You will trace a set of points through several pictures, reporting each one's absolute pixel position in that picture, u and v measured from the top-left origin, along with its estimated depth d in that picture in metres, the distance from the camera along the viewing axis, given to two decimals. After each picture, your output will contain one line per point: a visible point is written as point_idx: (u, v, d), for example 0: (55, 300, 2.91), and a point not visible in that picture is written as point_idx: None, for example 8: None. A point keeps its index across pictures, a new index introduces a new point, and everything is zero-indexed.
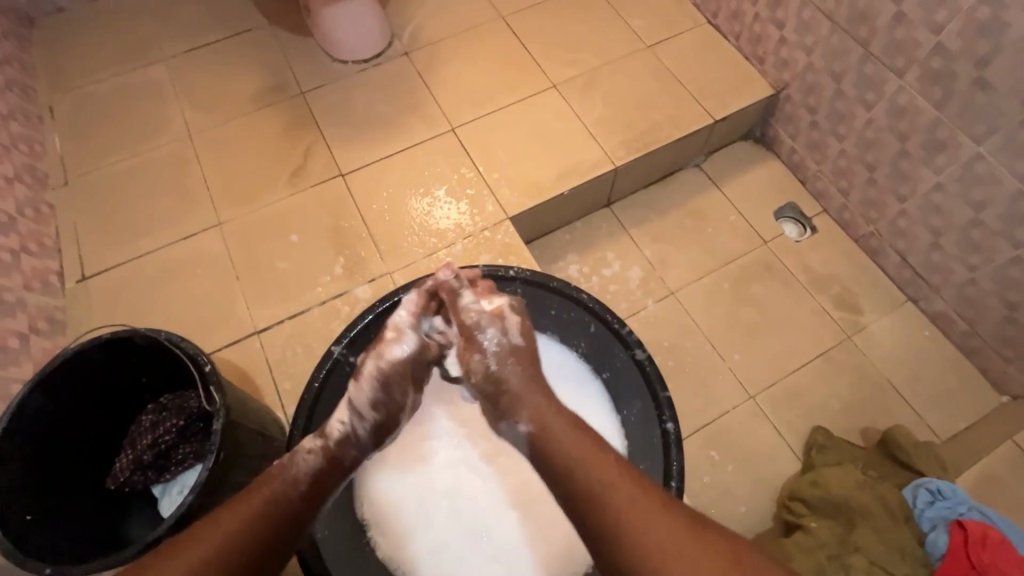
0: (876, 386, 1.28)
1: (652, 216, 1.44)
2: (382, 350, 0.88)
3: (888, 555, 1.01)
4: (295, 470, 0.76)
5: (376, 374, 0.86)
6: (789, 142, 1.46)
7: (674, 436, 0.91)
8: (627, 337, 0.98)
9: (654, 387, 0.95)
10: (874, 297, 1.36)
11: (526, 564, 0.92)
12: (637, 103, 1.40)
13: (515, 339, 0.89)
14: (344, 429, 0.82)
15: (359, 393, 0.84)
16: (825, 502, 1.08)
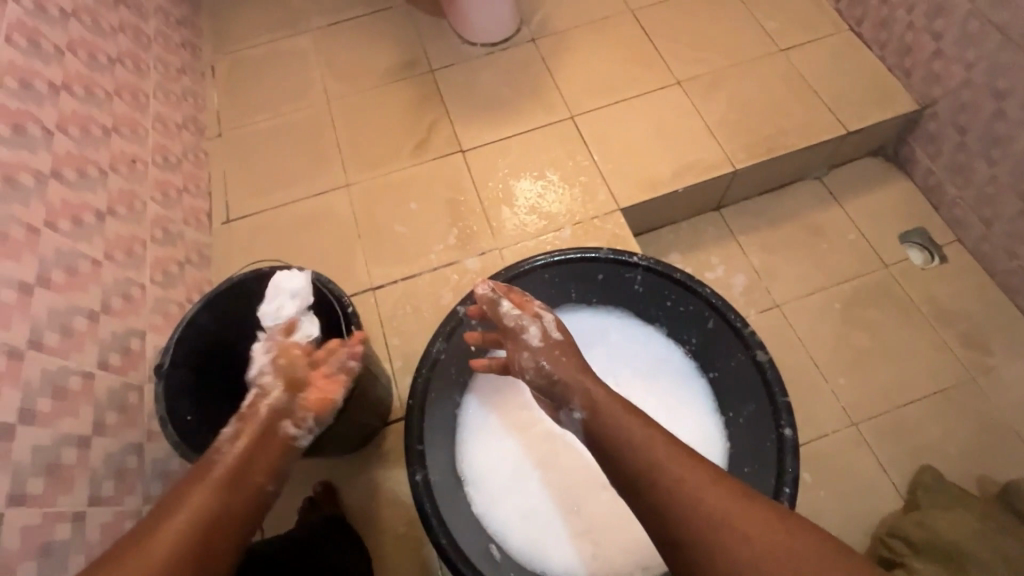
0: (1001, 438, 1.10)
1: (764, 225, 1.34)
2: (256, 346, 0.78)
3: None
4: (217, 452, 0.62)
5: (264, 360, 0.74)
6: (927, 163, 1.30)
7: (790, 446, 0.74)
8: (749, 335, 0.81)
9: (771, 390, 0.78)
10: (1008, 338, 1.18)
11: (618, 545, 0.83)
12: (765, 107, 1.30)
13: (557, 335, 0.81)
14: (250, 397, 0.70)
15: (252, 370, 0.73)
16: (928, 541, 0.93)
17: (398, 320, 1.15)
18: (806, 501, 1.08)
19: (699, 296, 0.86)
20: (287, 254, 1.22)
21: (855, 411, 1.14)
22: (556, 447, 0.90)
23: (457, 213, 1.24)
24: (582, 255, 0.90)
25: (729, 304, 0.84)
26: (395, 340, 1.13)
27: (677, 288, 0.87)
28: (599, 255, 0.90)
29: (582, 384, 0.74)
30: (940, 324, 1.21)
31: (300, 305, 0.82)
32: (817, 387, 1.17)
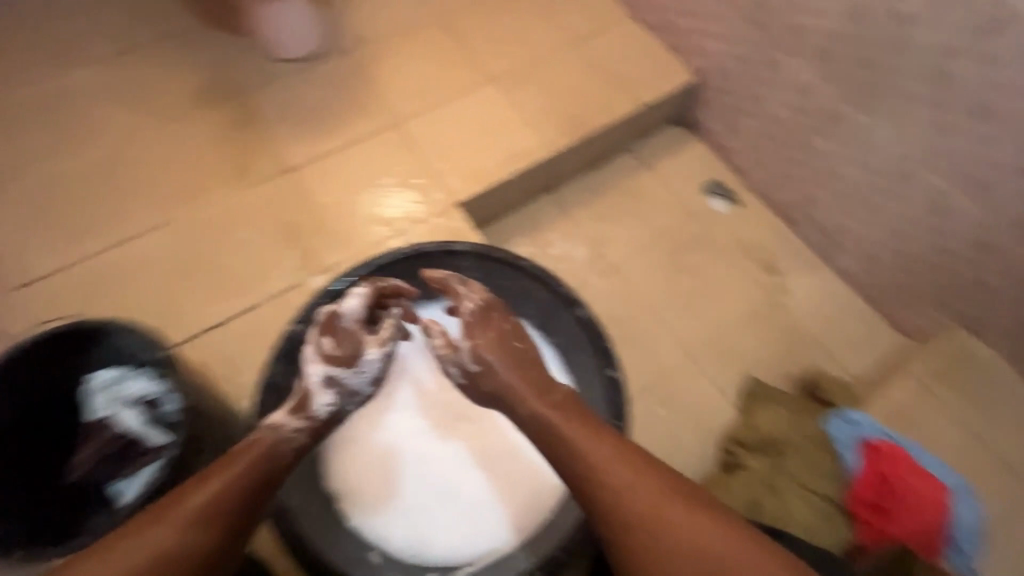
0: (802, 341, 1.33)
1: (592, 198, 1.47)
2: (371, 348, 0.88)
3: (819, 479, 0.99)
4: (283, 449, 0.79)
5: (366, 376, 0.87)
6: (710, 124, 1.52)
7: (616, 384, 0.88)
8: (568, 296, 0.93)
9: (595, 339, 0.90)
10: (793, 258, 1.42)
11: (495, 520, 0.87)
12: (571, 92, 1.43)
13: (473, 368, 0.87)
14: (330, 412, 0.85)
15: (349, 387, 0.86)
16: (760, 439, 1.07)
17: (248, 354, 1.09)
18: (666, 432, 1.21)
19: (521, 270, 0.96)
20: (106, 309, 1.11)
21: (692, 345, 1.31)
22: (454, 437, 0.92)
23: (294, 233, 1.21)
24: (413, 251, 0.96)
25: (548, 272, 0.95)
26: (247, 376, 1.08)
27: (503, 266, 0.96)
28: (426, 249, 0.96)
29: (515, 395, 0.84)
30: (742, 257, 1.42)
31: (105, 382, 0.83)
32: (657, 332, 1.32)
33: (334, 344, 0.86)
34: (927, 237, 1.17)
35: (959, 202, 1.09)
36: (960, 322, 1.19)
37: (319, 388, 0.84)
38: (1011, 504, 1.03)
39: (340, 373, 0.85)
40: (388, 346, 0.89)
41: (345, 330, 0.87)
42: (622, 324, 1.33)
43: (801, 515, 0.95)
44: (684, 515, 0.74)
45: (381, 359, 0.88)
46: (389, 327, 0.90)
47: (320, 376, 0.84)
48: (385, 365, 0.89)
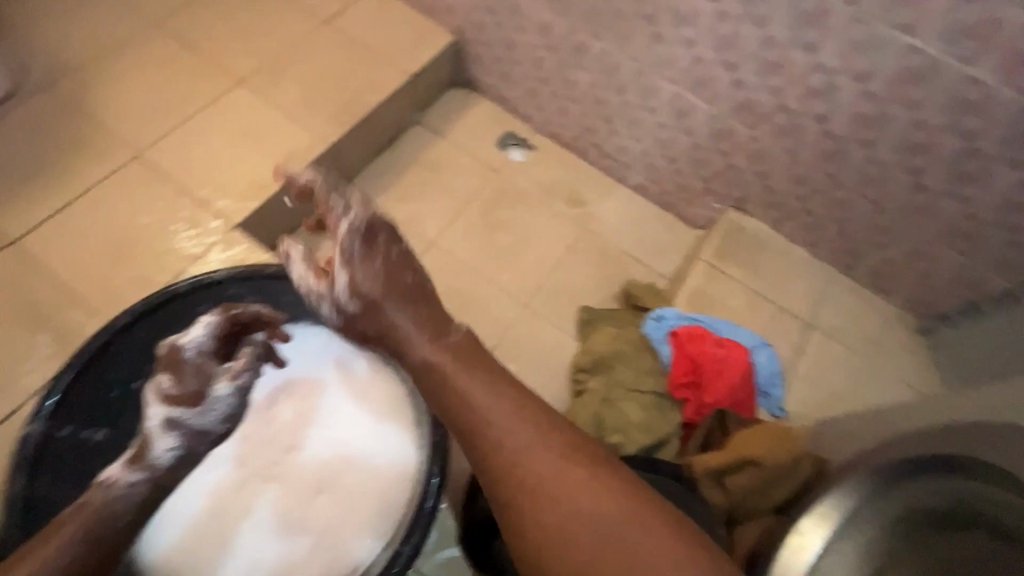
0: (617, 259, 1.43)
1: (392, 180, 1.45)
2: (220, 383, 0.74)
3: (643, 378, 1.07)
4: (116, 506, 0.70)
5: (216, 414, 0.74)
6: (486, 79, 1.54)
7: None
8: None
9: None
10: (592, 187, 1.51)
11: (351, 529, 0.80)
12: (334, 77, 1.35)
13: (352, 308, 0.79)
14: (175, 458, 0.73)
15: (194, 429, 0.73)
16: (595, 360, 1.14)
17: None
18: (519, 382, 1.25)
19: None
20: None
21: (523, 293, 1.36)
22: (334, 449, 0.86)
23: (40, 312, 1.02)
24: (167, 296, 0.86)
25: None
26: None
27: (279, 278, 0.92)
28: (180, 288, 0.86)
29: (408, 343, 0.78)
30: (548, 198, 1.49)
31: None
32: (489, 291, 1.35)
33: (180, 378, 0.73)
34: (683, 139, 1.29)
35: (693, 102, 1.21)
36: (729, 205, 1.34)
37: (159, 431, 0.72)
38: (797, 345, 1.21)
39: (181, 414, 0.72)
40: (245, 378, 0.75)
41: (189, 364, 0.74)
42: (453, 294, 1.33)
43: (636, 416, 1.02)
44: (589, 485, 0.70)
45: (235, 394, 0.74)
46: (246, 355, 0.76)
47: (160, 419, 0.72)
48: (242, 401, 0.75)
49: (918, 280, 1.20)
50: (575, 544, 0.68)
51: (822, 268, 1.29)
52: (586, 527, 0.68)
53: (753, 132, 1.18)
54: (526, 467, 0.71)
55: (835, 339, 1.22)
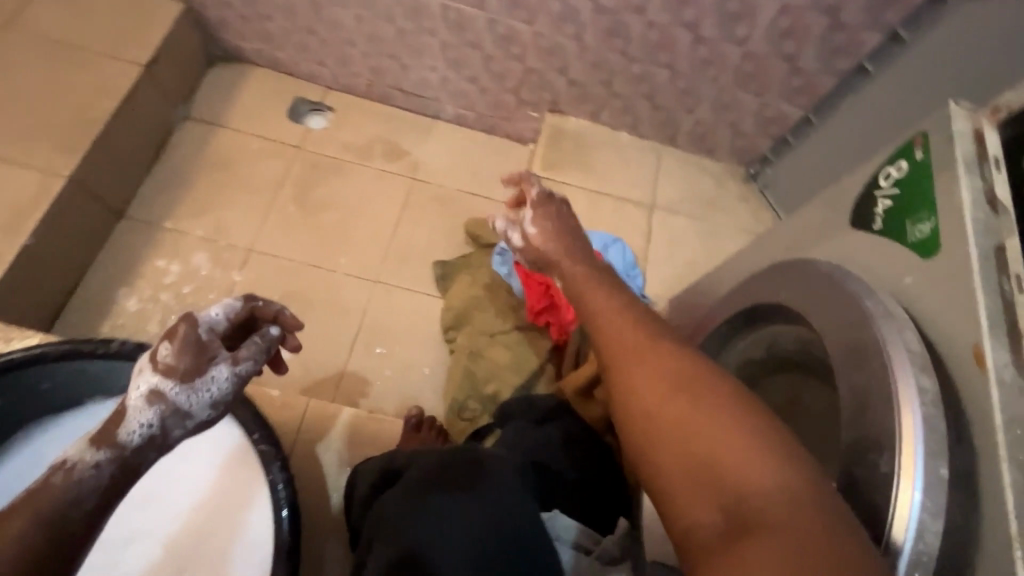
0: (457, 201, 1.34)
1: (178, 193, 1.25)
2: (224, 364, 0.61)
3: (501, 321, 1.04)
4: (73, 491, 0.52)
5: (203, 398, 0.60)
6: (246, 46, 1.34)
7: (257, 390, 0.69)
8: (118, 349, 0.72)
9: None
10: (408, 133, 1.39)
11: None
12: (44, 92, 1.09)
13: (533, 229, 0.74)
14: (145, 439, 0.57)
15: (181, 407, 0.59)
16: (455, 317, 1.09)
17: None
18: (393, 363, 1.17)
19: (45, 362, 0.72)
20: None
21: (368, 270, 1.25)
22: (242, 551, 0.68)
23: None
24: None
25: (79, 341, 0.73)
26: None
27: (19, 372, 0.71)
28: None
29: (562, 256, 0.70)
30: (364, 158, 1.35)
31: None
32: (332, 279, 1.22)
33: (177, 353, 0.60)
34: (473, 53, 1.20)
35: (464, 11, 1.13)
36: (545, 110, 1.28)
37: (138, 403, 0.58)
38: (644, 231, 1.21)
39: (169, 387, 0.59)
40: (246, 367, 0.63)
41: (195, 338, 0.61)
42: (292, 296, 1.20)
43: (503, 359, 0.99)
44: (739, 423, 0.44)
45: (233, 381, 0.62)
46: (252, 345, 0.64)
47: (144, 389, 0.58)
48: (237, 391, 0.62)
49: (731, 132, 1.22)
50: (658, 436, 0.46)
51: (648, 147, 1.29)
52: (689, 413, 0.46)
53: (535, 27, 1.11)
54: (623, 338, 0.55)
55: (677, 212, 1.24)
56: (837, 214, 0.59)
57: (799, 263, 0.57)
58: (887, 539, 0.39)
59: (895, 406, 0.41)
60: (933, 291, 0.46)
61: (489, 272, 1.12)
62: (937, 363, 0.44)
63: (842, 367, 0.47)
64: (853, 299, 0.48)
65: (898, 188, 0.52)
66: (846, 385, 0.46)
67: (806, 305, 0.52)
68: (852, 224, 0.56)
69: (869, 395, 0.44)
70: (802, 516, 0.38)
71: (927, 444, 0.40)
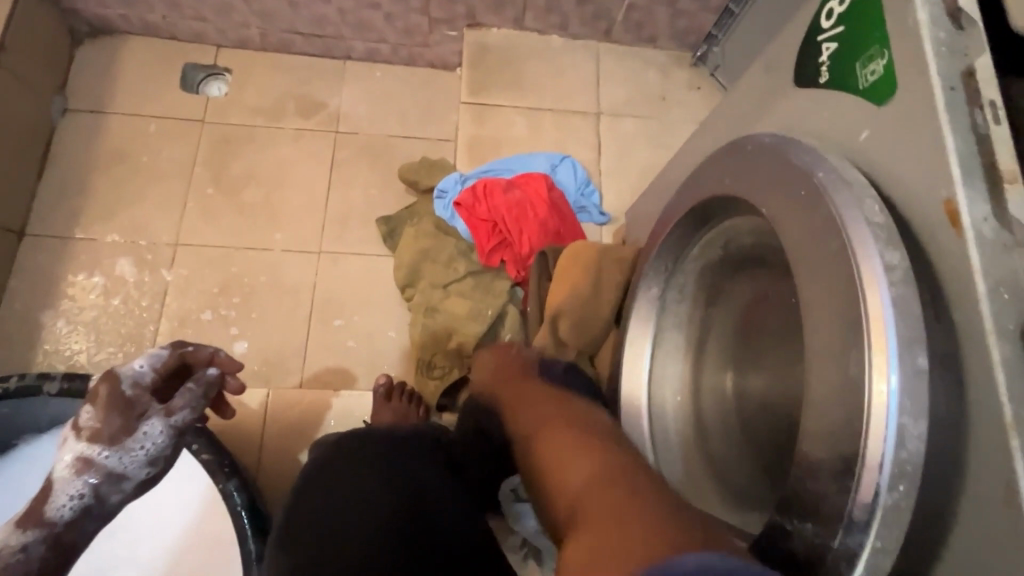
0: (389, 148, 1.22)
1: (80, 197, 1.12)
2: (153, 420, 0.63)
3: (453, 269, 0.98)
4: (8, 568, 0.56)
5: (138, 456, 0.63)
6: (111, 13, 1.16)
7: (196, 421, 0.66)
8: (18, 386, 0.65)
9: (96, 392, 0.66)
10: (320, 81, 1.24)
11: None
12: None
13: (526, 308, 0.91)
14: (78, 511, 0.61)
15: (113, 469, 0.62)
16: (405, 274, 1.00)
17: None
18: (356, 334, 1.11)
19: None
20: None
21: (309, 243, 1.15)
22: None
23: None
24: None
25: None
26: None
27: None
28: None
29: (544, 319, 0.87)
30: (278, 120, 1.22)
31: None
32: (272, 258, 1.13)
33: (104, 416, 0.62)
34: None
35: None
36: (462, 27, 1.14)
37: (67, 474, 0.61)
38: (593, 143, 1.11)
39: (97, 452, 0.61)
40: (181, 416, 0.65)
41: (123, 397, 0.63)
42: (233, 285, 1.11)
43: (463, 311, 0.94)
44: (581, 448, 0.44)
45: (166, 434, 0.64)
46: (186, 394, 0.66)
47: (72, 459, 0.61)
48: (175, 442, 0.65)
49: (670, 11, 1.09)
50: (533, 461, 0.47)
51: (583, 48, 1.16)
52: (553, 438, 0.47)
53: None
54: (511, 393, 0.58)
55: (625, 115, 1.14)
56: (781, 77, 0.50)
57: (742, 142, 0.49)
58: (860, 444, 0.35)
59: (859, 290, 0.36)
60: (892, 145, 0.39)
61: (433, 219, 1.03)
62: (905, 234, 0.38)
63: (796, 256, 0.41)
64: (803, 174, 0.41)
65: (845, 27, 0.43)
66: (803, 276, 0.40)
67: (754, 191, 0.46)
68: (797, 83, 0.48)
69: (828, 282, 0.38)
70: (603, 499, 0.38)
71: (900, 332, 0.34)
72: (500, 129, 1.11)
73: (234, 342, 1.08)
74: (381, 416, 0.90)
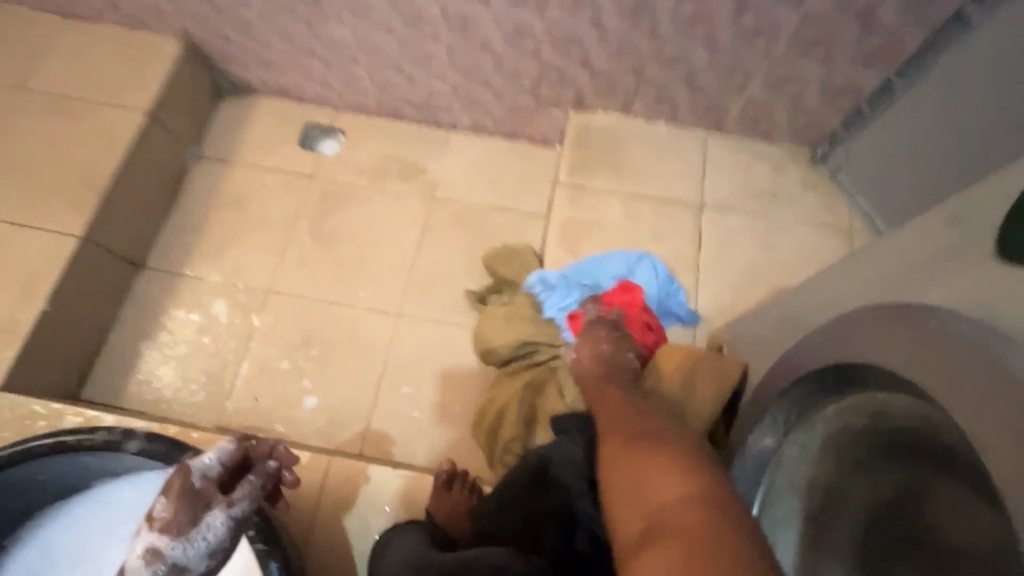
0: (480, 219, 1.22)
1: (194, 238, 1.21)
2: (215, 511, 0.62)
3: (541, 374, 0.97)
4: None
5: (199, 548, 0.61)
6: (252, 76, 1.28)
7: (257, 488, 0.64)
8: (104, 440, 0.67)
9: (173, 458, 0.67)
10: (424, 148, 1.28)
11: None
12: (56, 153, 1.08)
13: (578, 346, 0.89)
14: None
15: (176, 562, 0.60)
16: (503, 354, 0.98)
17: None
18: (422, 404, 1.08)
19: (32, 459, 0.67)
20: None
21: (391, 303, 1.16)
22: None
23: None
24: None
25: (63, 433, 0.67)
26: None
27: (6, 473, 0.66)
28: None
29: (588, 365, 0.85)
30: (380, 181, 1.26)
31: None
32: (354, 316, 1.15)
33: (171, 507, 0.60)
34: (483, 55, 1.07)
35: None
36: (569, 108, 1.14)
37: (135, 562, 0.60)
38: (693, 236, 1.05)
39: (165, 544, 0.60)
40: (242, 507, 0.63)
41: (190, 488, 0.62)
42: (313, 338, 1.13)
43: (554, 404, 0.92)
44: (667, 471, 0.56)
45: (229, 525, 0.62)
46: (247, 486, 0.64)
47: (142, 549, 0.60)
48: (234, 532, 0.63)
49: (790, 108, 1.03)
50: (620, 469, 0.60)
51: (692, 137, 1.11)
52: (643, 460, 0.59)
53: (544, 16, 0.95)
54: (614, 414, 0.71)
55: (731, 210, 1.07)
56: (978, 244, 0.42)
57: (943, 328, 0.40)
58: None
59: None
60: None
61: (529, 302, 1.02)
62: None
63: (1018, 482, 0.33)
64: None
65: None
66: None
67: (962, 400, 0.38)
68: (1020, 263, 0.38)
69: None
70: (690, 519, 0.50)
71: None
72: (595, 212, 1.08)
73: (304, 397, 1.09)
74: (442, 505, 0.85)
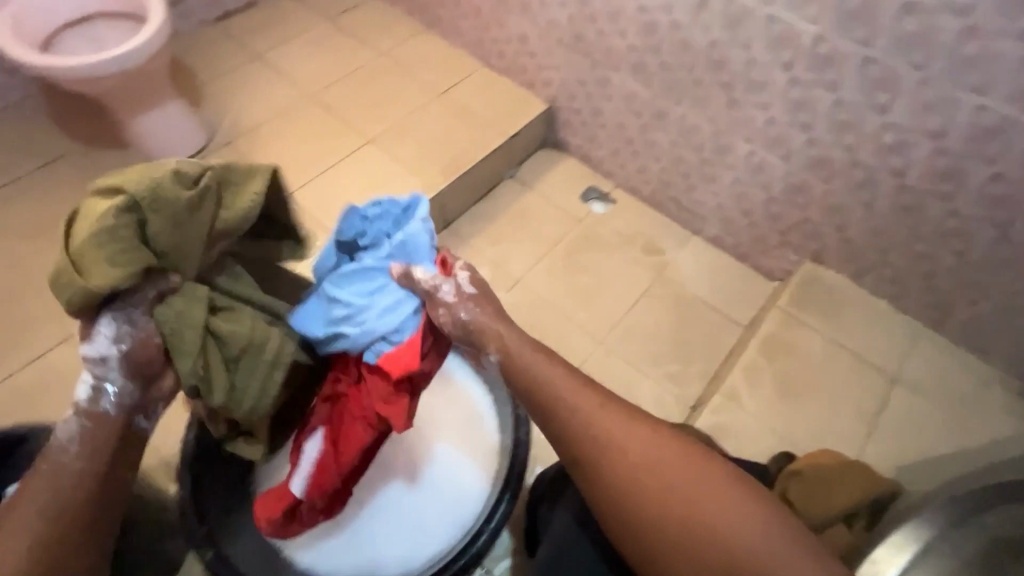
0: (692, 307, 1.48)
1: (484, 224, 1.62)
2: (98, 334, 0.68)
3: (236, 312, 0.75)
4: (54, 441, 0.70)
5: (95, 360, 0.69)
6: (573, 141, 1.70)
7: None
8: None
9: None
10: (671, 237, 1.58)
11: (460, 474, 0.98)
12: (444, 138, 1.61)
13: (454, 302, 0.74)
14: (94, 391, 0.71)
15: (91, 363, 0.69)
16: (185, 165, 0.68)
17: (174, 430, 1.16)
18: None
19: None
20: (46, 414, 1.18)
21: (598, 330, 1.45)
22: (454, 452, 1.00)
23: None
24: None
25: None
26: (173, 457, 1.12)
27: None
28: None
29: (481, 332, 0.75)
30: (626, 246, 1.58)
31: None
32: (565, 327, 1.46)
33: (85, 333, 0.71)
34: (758, 194, 1.35)
35: (767, 159, 1.27)
36: (806, 258, 1.37)
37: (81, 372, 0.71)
38: (880, 399, 1.19)
39: (83, 356, 0.69)
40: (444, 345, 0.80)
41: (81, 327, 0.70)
42: (531, 326, 1.46)
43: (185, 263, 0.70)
44: (710, 498, 0.64)
45: (112, 341, 0.68)
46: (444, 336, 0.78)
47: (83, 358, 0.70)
48: (121, 347, 0.68)
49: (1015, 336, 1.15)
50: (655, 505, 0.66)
51: (907, 324, 1.28)
52: (685, 499, 0.65)
53: (828, 187, 1.22)
54: (590, 438, 0.70)
55: (921, 395, 1.19)
56: None
57: None
58: None
59: None
60: None
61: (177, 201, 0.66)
62: None
63: None
64: None
65: None
66: None
67: None
68: None
69: None
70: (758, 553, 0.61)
71: None
72: (794, 338, 1.28)
73: None
74: None
